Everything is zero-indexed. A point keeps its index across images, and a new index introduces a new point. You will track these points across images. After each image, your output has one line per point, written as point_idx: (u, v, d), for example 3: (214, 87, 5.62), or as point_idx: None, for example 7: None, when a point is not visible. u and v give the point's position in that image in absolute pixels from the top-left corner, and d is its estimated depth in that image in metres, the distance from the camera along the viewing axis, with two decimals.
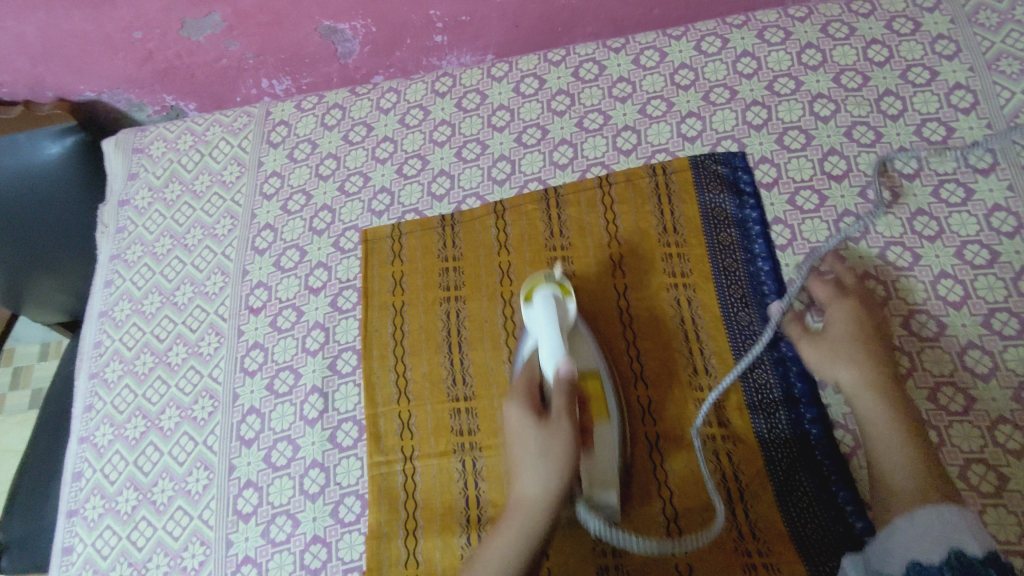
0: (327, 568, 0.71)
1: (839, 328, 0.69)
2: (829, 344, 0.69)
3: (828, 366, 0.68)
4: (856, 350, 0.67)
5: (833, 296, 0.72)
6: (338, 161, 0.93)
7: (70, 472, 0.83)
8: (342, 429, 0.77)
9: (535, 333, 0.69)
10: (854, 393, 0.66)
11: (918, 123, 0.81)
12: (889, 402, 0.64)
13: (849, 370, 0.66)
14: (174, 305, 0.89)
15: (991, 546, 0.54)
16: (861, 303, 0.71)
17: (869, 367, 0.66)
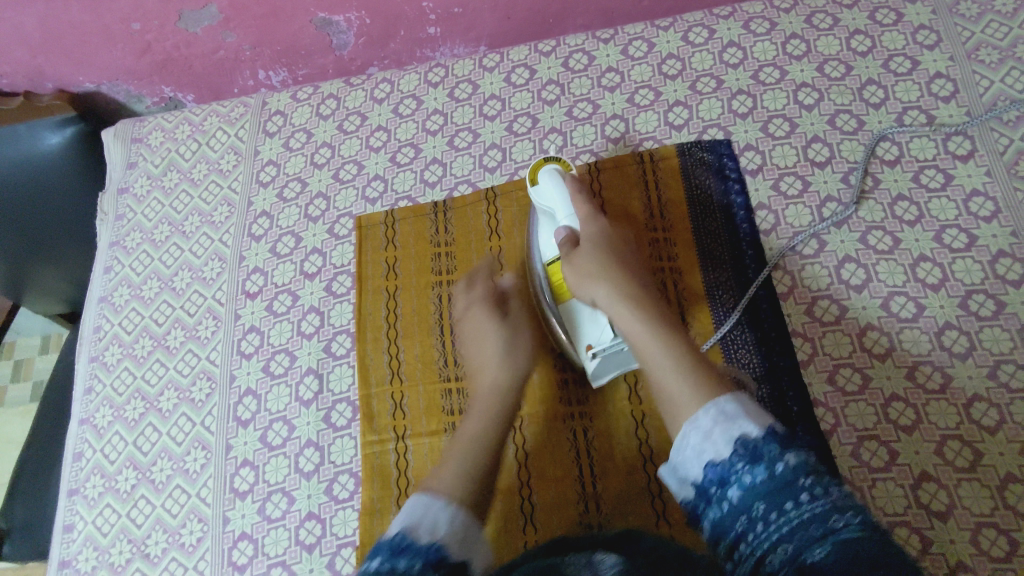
0: (321, 543, 0.73)
1: (592, 248, 0.71)
2: (583, 261, 0.70)
3: (585, 285, 0.69)
4: (608, 266, 0.69)
5: (588, 216, 0.73)
6: (333, 150, 0.95)
7: (71, 452, 0.85)
8: (337, 410, 0.79)
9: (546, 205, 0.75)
10: (616, 304, 0.67)
11: (899, 112, 0.83)
12: (646, 310, 0.66)
13: (609, 285, 0.68)
14: (172, 290, 0.91)
15: (770, 419, 0.55)
16: (609, 227, 0.73)
17: (622, 282, 0.68)
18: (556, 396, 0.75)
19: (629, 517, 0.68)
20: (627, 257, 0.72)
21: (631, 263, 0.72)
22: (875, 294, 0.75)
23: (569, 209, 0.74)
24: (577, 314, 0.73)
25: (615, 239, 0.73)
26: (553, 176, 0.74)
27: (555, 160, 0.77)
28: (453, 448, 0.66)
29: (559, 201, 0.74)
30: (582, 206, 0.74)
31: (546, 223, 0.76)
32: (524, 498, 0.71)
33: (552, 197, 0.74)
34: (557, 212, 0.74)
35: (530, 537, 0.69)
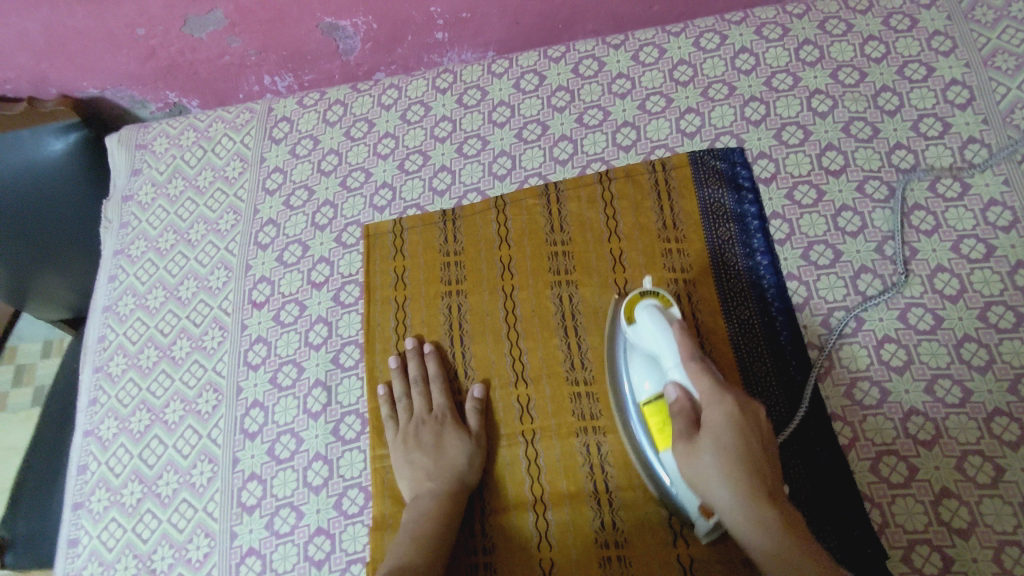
0: (331, 559, 0.72)
1: (714, 443, 0.59)
2: (703, 455, 0.59)
3: (705, 485, 0.59)
4: (733, 467, 0.58)
5: (710, 393, 0.62)
6: (340, 157, 0.94)
7: (75, 465, 0.84)
8: (345, 423, 0.78)
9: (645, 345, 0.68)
10: (741, 526, 0.56)
11: (915, 119, 0.82)
12: (781, 533, 0.55)
13: (730, 493, 0.57)
14: (177, 300, 0.90)
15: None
16: (740, 408, 0.61)
17: (751, 493, 0.57)
18: (568, 410, 0.73)
19: (645, 534, 0.67)
20: (762, 448, 0.59)
21: (765, 456, 0.59)
22: (893, 305, 0.74)
23: (676, 357, 0.65)
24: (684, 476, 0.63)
25: (747, 427, 0.60)
26: (652, 316, 0.68)
27: (654, 293, 0.71)
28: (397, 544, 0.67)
29: (664, 347, 0.66)
30: (696, 363, 0.64)
31: (650, 369, 0.68)
32: (538, 515, 0.70)
33: (657, 340, 0.67)
34: (663, 358, 0.66)
35: (545, 555, 0.68)
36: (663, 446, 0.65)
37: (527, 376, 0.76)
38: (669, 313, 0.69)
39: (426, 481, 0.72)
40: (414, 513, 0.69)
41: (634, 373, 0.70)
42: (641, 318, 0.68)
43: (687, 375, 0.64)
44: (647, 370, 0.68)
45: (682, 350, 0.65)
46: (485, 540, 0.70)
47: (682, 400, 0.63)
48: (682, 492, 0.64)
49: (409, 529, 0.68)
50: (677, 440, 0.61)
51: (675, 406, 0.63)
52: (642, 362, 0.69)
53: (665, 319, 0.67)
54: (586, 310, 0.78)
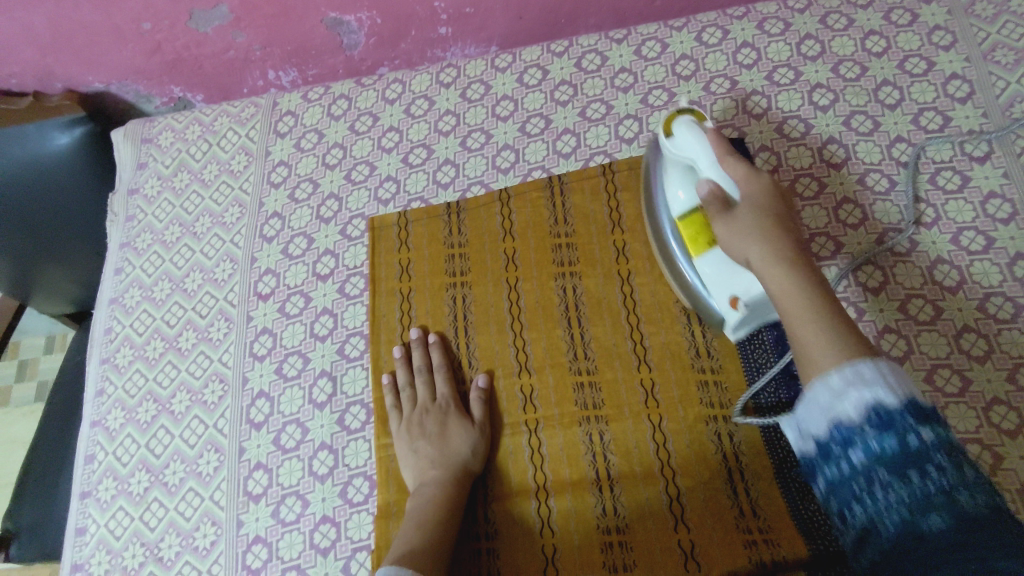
0: (336, 547, 0.72)
1: (751, 210, 0.64)
2: (739, 218, 0.64)
3: (737, 246, 0.64)
4: (767, 227, 0.63)
5: (744, 177, 0.65)
6: (344, 150, 0.95)
7: (82, 455, 0.84)
8: (351, 412, 0.79)
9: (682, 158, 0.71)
10: (770, 277, 0.61)
11: (915, 113, 0.83)
12: (804, 278, 0.59)
13: (762, 249, 0.62)
14: (183, 292, 0.90)
15: (913, 394, 0.50)
16: (770, 187, 0.66)
17: (781, 251, 0.61)
18: (571, 399, 0.74)
19: (647, 521, 0.68)
20: (791, 220, 0.65)
21: (791, 225, 0.64)
22: (893, 296, 0.74)
23: (710, 157, 0.67)
24: (716, 266, 0.69)
25: (778, 201, 0.65)
26: (691, 127, 0.69)
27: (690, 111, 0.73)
28: (405, 528, 0.67)
29: (699, 153, 0.68)
30: (730, 156, 0.67)
31: (682, 177, 0.72)
32: (541, 503, 0.70)
33: (690, 148, 0.69)
34: (698, 163, 0.69)
35: (547, 541, 0.69)
36: (695, 253, 0.71)
37: (531, 366, 0.77)
38: (704, 125, 0.71)
39: (430, 469, 0.72)
40: (421, 500, 0.69)
41: (668, 189, 0.74)
42: (678, 130, 0.70)
43: (722, 172, 0.66)
44: (683, 181, 0.72)
45: (717, 149, 0.67)
46: (488, 527, 0.71)
47: (712, 192, 0.66)
48: (711, 290, 0.71)
49: (413, 516, 0.68)
50: (714, 218, 0.66)
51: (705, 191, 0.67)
52: (678, 174, 0.72)
53: (700, 128, 0.70)
54: (589, 302, 0.79)
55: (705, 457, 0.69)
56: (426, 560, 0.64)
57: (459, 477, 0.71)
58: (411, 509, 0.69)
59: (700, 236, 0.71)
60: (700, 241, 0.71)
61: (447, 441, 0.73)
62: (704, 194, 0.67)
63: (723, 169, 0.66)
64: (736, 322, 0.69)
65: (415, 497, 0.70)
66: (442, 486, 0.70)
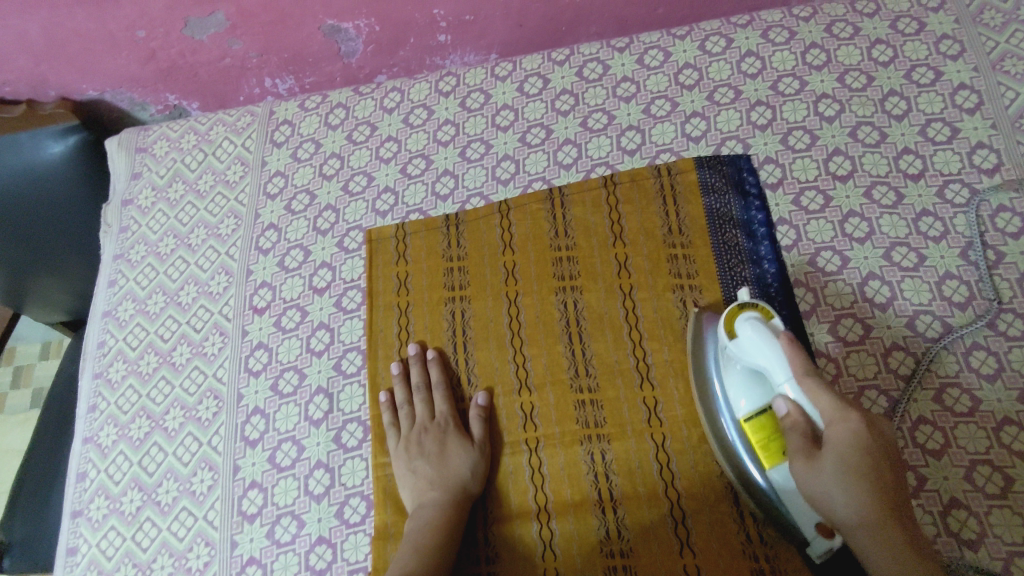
0: (332, 568, 0.71)
1: (837, 460, 0.58)
2: (825, 469, 0.58)
3: (823, 499, 0.58)
4: (856, 479, 0.57)
5: (833, 411, 0.60)
6: (342, 161, 0.93)
7: (74, 472, 0.83)
8: (347, 430, 0.77)
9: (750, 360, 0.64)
10: (863, 540, 0.56)
11: (923, 124, 0.81)
12: (900, 538, 0.55)
13: (850, 502, 0.57)
14: (178, 305, 0.89)
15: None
16: (863, 424, 0.59)
17: (873, 499, 0.57)
18: (572, 417, 0.73)
19: (651, 544, 0.66)
20: (885, 463, 0.58)
21: (886, 469, 0.58)
22: (901, 313, 0.73)
23: (790, 374, 0.62)
24: (789, 491, 0.62)
25: (871, 442, 0.59)
26: (756, 328, 0.64)
27: (753, 305, 0.67)
28: (403, 552, 0.66)
29: (773, 361, 0.63)
30: (811, 378, 0.61)
31: (748, 385, 0.65)
32: (542, 524, 0.69)
33: (762, 355, 0.63)
34: (772, 375, 0.63)
35: (549, 565, 0.67)
36: (767, 467, 0.63)
37: (531, 383, 0.75)
38: (772, 325, 0.65)
39: (429, 490, 0.71)
40: (419, 522, 0.68)
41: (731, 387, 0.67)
42: (744, 330, 0.64)
43: (805, 396, 0.61)
44: (750, 386, 0.65)
45: (796, 368, 0.62)
46: (488, 549, 0.69)
47: (796, 419, 0.61)
48: (794, 511, 0.62)
49: (412, 540, 0.67)
50: (796, 458, 0.60)
51: (791, 424, 0.61)
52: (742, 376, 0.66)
53: (768, 329, 0.64)
54: (590, 318, 0.77)
55: (709, 478, 0.68)
56: None
57: (458, 497, 0.70)
58: (410, 531, 0.68)
59: (771, 447, 0.63)
60: (771, 452, 0.63)
61: (446, 462, 0.72)
62: (789, 425, 0.61)
63: (811, 399, 0.61)
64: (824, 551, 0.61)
65: (414, 519, 0.69)
66: (441, 507, 0.69)
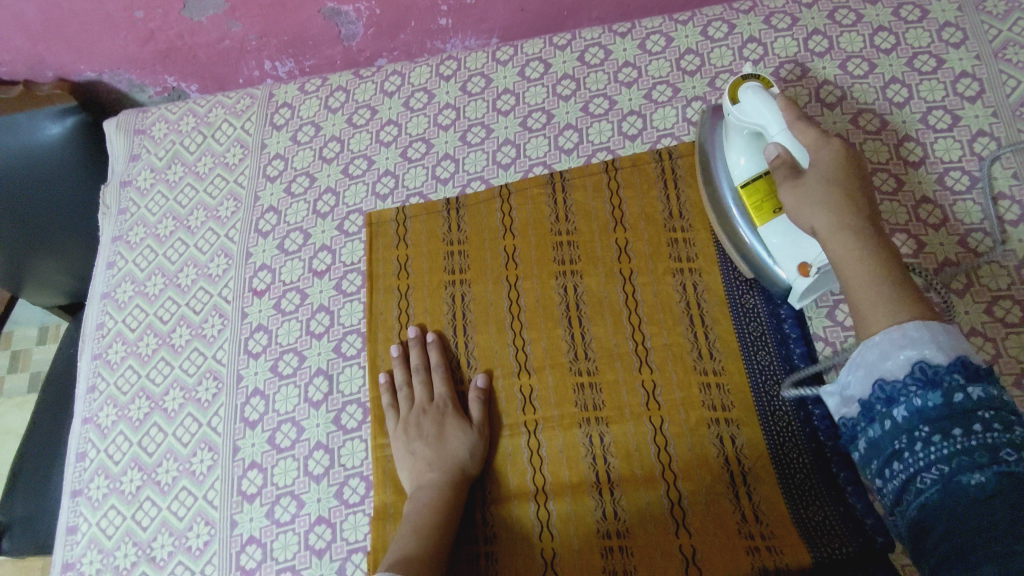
0: (332, 548, 0.71)
1: (821, 176, 0.64)
2: (808, 185, 0.65)
3: (804, 213, 0.64)
4: (834, 194, 0.63)
5: (813, 143, 0.66)
6: (342, 144, 0.93)
7: (73, 452, 0.83)
8: (347, 412, 0.78)
9: (751, 122, 0.71)
10: (832, 238, 0.62)
11: (924, 111, 0.81)
12: (873, 244, 0.60)
13: (833, 208, 0.63)
14: (177, 287, 0.89)
15: (966, 353, 0.53)
16: (843, 150, 0.66)
17: (848, 209, 0.62)
18: (571, 400, 0.73)
19: (648, 525, 0.67)
20: (862, 186, 0.65)
21: (862, 192, 0.64)
22: None
23: (779, 122, 0.69)
24: (782, 232, 0.70)
25: (850, 166, 0.65)
26: (757, 93, 0.71)
27: (755, 77, 0.73)
28: (402, 533, 0.66)
29: (768, 118, 0.69)
30: (800, 122, 0.68)
31: (747, 144, 0.73)
32: (540, 506, 0.69)
33: (760, 115, 0.70)
34: (768, 129, 0.70)
35: (546, 545, 0.68)
36: (759, 222, 0.72)
37: (531, 366, 0.76)
38: (772, 92, 0.72)
39: (427, 471, 0.71)
40: (417, 504, 0.68)
41: (731, 153, 0.75)
42: (745, 96, 0.71)
43: (794, 137, 0.68)
44: (749, 149, 0.73)
45: (788, 114, 0.68)
46: (486, 530, 0.70)
47: (783, 157, 0.67)
48: (777, 258, 0.71)
49: (411, 520, 0.67)
50: (782, 185, 0.67)
51: (778, 162, 0.68)
52: (744, 139, 0.73)
53: (767, 94, 0.71)
54: (590, 301, 0.77)
55: (707, 460, 0.68)
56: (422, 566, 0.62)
57: (457, 480, 0.70)
58: (407, 514, 0.68)
59: (767, 201, 0.71)
60: (764, 208, 0.71)
61: (444, 444, 0.72)
62: (774, 160, 0.68)
63: (797, 135, 0.68)
64: (804, 289, 0.69)
65: (412, 501, 0.69)
66: (439, 490, 0.69)
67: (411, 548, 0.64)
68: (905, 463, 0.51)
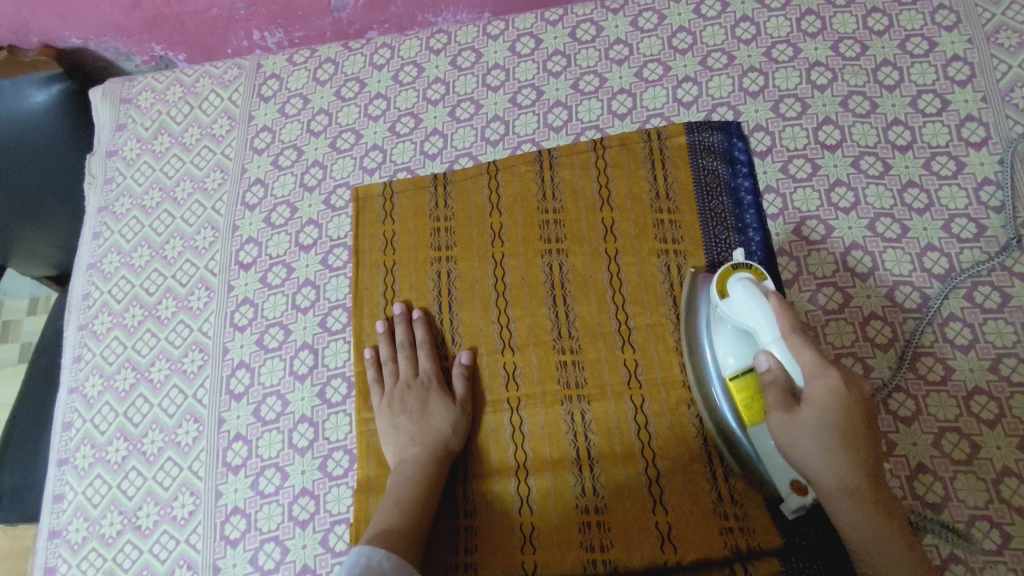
0: (315, 519, 0.72)
1: (819, 416, 0.58)
2: (804, 424, 0.58)
3: (805, 459, 0.59)
4: (835, 438, 0.58)
5: (813, 368, 0.59)
6: (330, 117, 0.92)
7: (60, 422, 0.83)
8: (331, 385, 0.78)
9: (743, 322, 0.63)
10: (839, 490, 0.58)
11: (914, 95, 0.81)
12: (874, 505, 0.57)
13: (837, 472, 0.57)
14: (163, 259, 0.89)
15: None
16: (842, 380, 0.59)
17: (854, 465, 0.57)
18: (553, 378, 0.74)
19: (625, 501, 0.68)
20: (863, 416, 0.59)
21: (864, 429, 0.59)
22: (882, 283, 0.74)
23: (776, 333, 0.61)
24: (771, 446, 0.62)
25: (849, 399, 0.58)
26: (747, 288, 0.63)
27: (745, 266, 0.66)
28: (383, 506, 0.67)
29: (762, 323, 0.62)
30: (798, 336, 0.60)
31: (736, 344, 0.65)
32: (520, 481, 0.70)
33: (751, 315, 0.62)
34: (759, 334, 0.62)
35: (525, 520, 0.69)
36: (748, 425, 0.64)
37: (514, 344, 0.76)
38: (763, 286, 0.64)
39: (410, 446, 0.72)
40: (400, 478, 0.69)
41: (718, 340, 0.67)
42: (733, 290, 0.64)
43: (789, 351, 0.60)
44: (737, 344, 0.64)
45: (784, 325, 0.61)
46: (467, 504, 0.71)
47: (776, 373, 0.61)
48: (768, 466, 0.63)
49: (393, 494, 0.68)
50: (774, 410, 0.60)
51: (775, 384, 0.61)
52: (730, 336, 0.65)
53: (761, 292, 0.63)
54: (574, 280, 0.78)
55: (686, 438, 0.69)
56: (404, 543, 0.63)
57: (443, 457, 0.71)
58: (390, 489, 0.69)
59: (755, 406, 0.63)
60: (753, 411, 0.64)
61: (429, 419, 0.72)
62: (769, 377, 0.61)
63: (793, 357, 0.60)
64: (797, 505, 0.63)
65: (395, 477, 0.70)
66: (423, 466, 0.70)
67: (394, 523, 0.64)
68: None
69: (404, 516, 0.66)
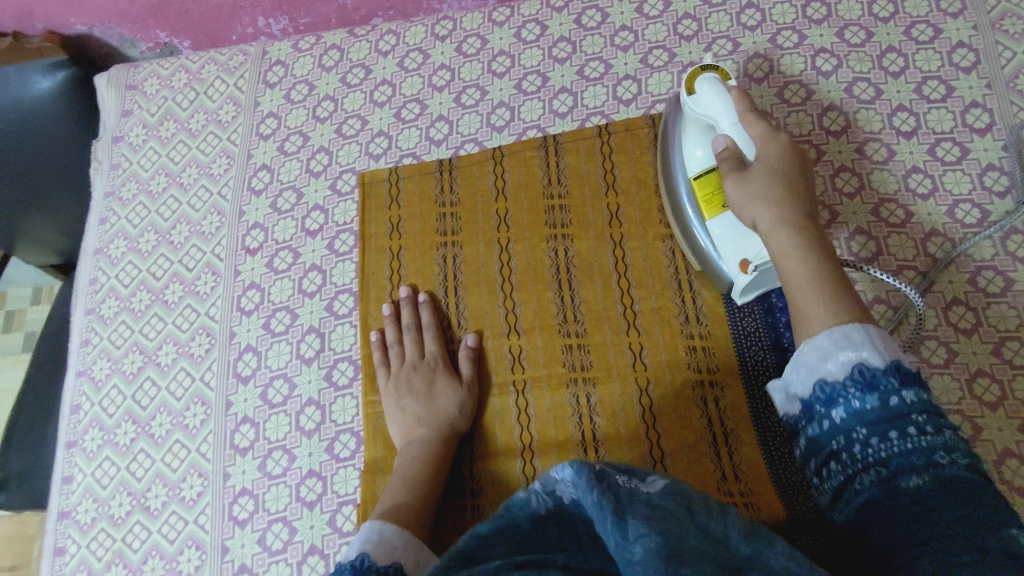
0: (322, 500, 0.73)
1: (766, 169, 0.66)
2: (753, 181, 0.65)
3: (749, 207, 0.65)
4: (776, 189, 0.65)
5: (763, 135, 0.68)
6: (336, 103, 0.92)
7: (68, 404, 0.84)
8: (339, 368, 0.79)
9: (705, 117, 0.71)
10: (776, 229, 0.63)
11: (919, 81, 0.81)
12: (808, 241, 0.62)
13: (776, 212, 0.63)
14: (170, 244, 0.89)
15: (896, 355, 0.52)
16: (786, 149, 0.67)
17: (789, 208, 0.64)
18: (559, 361, 0.74)
19: None
20: (802, 177, 0.67)
21: (804, 186, 0.66)
22: (885, 267, 0.74)
23: (732, 115, 0.69)
24: (728, 226, 0.69)
25: (791, 162, 0.67)
26: (713, 86, 0.70)
27: (713, 69, 0.72)
28: (391, 484, 0.68)
29: (722, 110, 0.70)
30: (750, 116, 0.69)
31: (702, 138, 0.72)
32: (526, 462, 0.71)
33: (714, 108, 0.70)
34: (719, 122, 0.70)
35: None
36: (708, 216, 0.70)
37: (519, 327, 0.77)
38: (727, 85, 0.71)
39: (417, 427, 0.72)
40: (408, 458, 0.70)
41: (683, 146, 0.74)
42: (702, 88, 0.70)
43: (742, 130, 0.69)
44: (700, 141, 0.72)
45: (741, 108, 0.69)
46: (473, 486, 0.71)
47: (732, 151, 0.68)
48: (720, 252, 0.70)
49: (401, 474, 0.69)
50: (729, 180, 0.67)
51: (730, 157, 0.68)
52: (695, 134, 0.72)
53: (722, 87, 0.70)
54: (579, 264, 0.78)
55: (690, 420, 0.70)
56: (412, 521, 0.64)
57: (450, 437, 0.72)
58: (397, 469, 0.70)
59: (714, 199, 0.70)
60: (713, 204, 0.70)
61: (436, 400, 0.73)
62: (723, 153, 0.68)
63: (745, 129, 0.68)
64: (744, 285, 0.69)
65: (402, 457, 0.70)
66: (429, 446, 0.70)
67: (402, 502, 0.65)
68: (838, 466, 0.51)
69: (412, 495, 0.66)
